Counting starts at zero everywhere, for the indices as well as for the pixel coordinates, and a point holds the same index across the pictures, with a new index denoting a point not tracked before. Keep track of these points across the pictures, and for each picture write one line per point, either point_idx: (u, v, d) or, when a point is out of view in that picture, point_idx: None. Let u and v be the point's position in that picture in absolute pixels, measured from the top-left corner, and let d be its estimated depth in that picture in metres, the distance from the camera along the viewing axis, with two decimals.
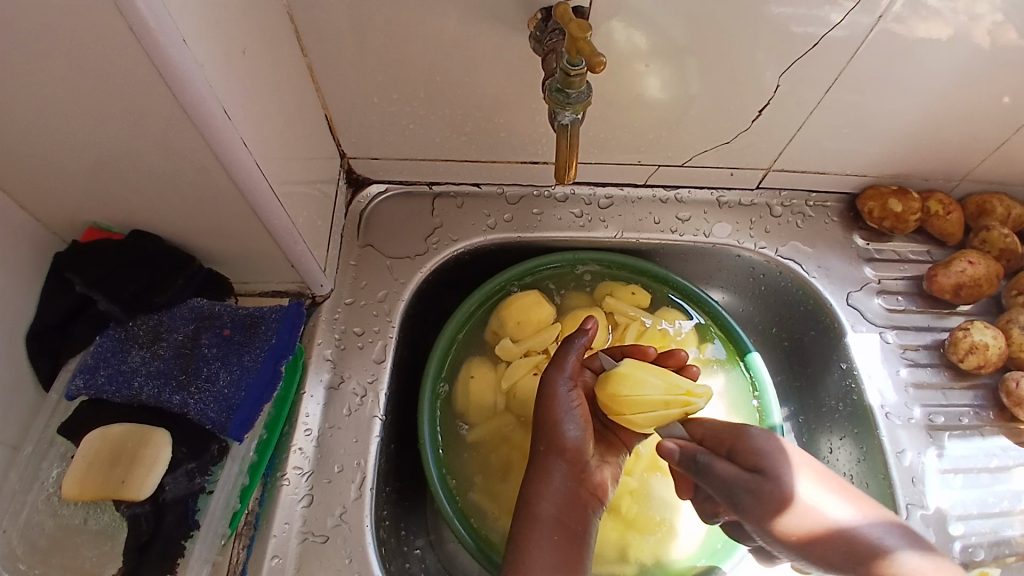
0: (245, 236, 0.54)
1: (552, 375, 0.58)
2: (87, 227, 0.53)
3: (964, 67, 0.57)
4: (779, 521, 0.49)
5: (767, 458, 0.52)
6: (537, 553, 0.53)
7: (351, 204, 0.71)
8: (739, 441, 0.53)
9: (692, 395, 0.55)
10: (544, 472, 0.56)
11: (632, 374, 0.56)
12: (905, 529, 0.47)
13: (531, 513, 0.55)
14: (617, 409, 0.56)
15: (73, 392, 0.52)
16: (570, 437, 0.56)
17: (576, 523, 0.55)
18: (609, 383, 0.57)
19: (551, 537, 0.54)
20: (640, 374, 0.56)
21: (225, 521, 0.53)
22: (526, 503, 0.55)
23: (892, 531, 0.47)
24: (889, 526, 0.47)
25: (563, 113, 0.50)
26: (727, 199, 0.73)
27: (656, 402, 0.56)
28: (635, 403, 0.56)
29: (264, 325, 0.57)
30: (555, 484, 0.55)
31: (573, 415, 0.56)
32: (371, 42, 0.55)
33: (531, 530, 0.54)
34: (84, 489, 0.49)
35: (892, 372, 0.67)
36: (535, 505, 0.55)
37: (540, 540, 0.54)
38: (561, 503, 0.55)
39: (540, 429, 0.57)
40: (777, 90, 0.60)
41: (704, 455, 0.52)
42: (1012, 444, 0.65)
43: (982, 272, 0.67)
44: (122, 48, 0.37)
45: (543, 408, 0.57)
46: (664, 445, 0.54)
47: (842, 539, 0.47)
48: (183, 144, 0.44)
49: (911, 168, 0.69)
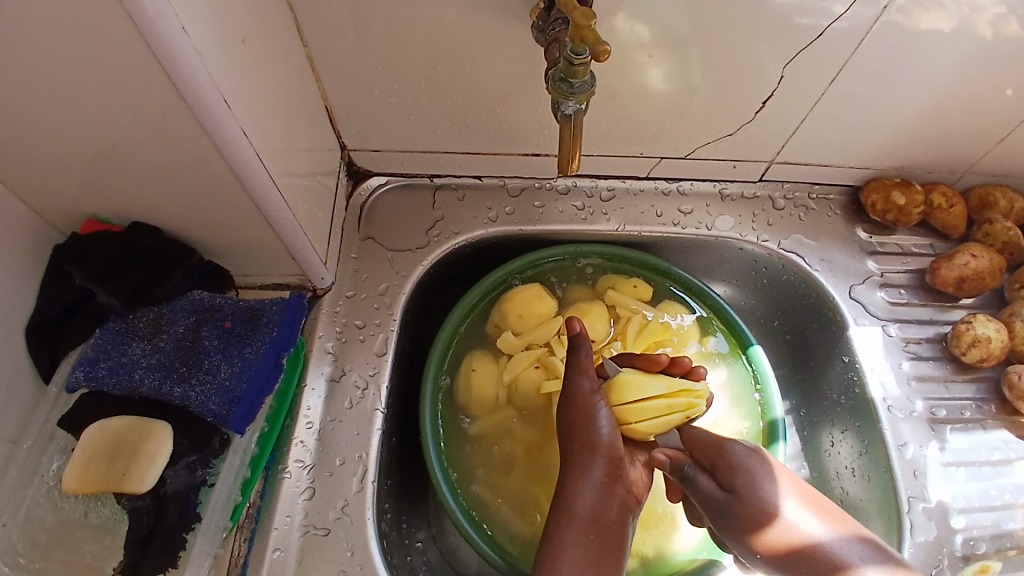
0: (245, 227, 0.53)
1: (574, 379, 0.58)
2: (86, 219, 0.53)
3: (969, 59, 0.57)
4: (754, 536, 0.51)
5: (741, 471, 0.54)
6: (573, 551, 0.52)
7: (352, 196, 0.70)
8: (726, 458, 0.55)
9: (692, 399, 0.59)
10: (580, 470, 0.55)
11: (634, 380, 0.59)
12: (876, 545, 0.48)
13: (566, 510, 0.54)
14: (623, 418, 0.59)
15: (73, 385, 0.52)
16: (603, 435, 0.56)
17: (612, 522, 0.54)
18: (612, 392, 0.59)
19: (586, 535, 0.53)
20: (642, 379, 0.59)
21: (226, 514, 0.53)
22: (562, 501, 0.55)
23: (862, 547, 0.48)
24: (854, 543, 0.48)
25: (567, 104, 0.50)
26: (729, 191, 0.73)
27: (659, 407, 0.59)
28: (640, 411, 0.58)
29: (266, 317, 0.57)
30: (592, 482, 0.55)
31: (603, 414, 0.57)
32: (372, 31, 0.55)
33: (566, 528, 0.53)
34: (85, 482, 0.49)
35: (894, 365, 0.67)
36: (571, 503, 0.54)
37: (578, 539, 0.53)
38: (597, 500, 0.54)
39: (569, 428, 0.57)
40: (780, 83, 0.60)
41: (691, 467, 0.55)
42: (1014, 437, 0.65)
43: (985, 265, 0.67)
44: (120, 35, 0.37)
45: (572, 407, 0.57)
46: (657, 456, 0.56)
47: (814, 554, 0.48)
48: (183, 134, 0.44)
49: (914, 160, 0.69)
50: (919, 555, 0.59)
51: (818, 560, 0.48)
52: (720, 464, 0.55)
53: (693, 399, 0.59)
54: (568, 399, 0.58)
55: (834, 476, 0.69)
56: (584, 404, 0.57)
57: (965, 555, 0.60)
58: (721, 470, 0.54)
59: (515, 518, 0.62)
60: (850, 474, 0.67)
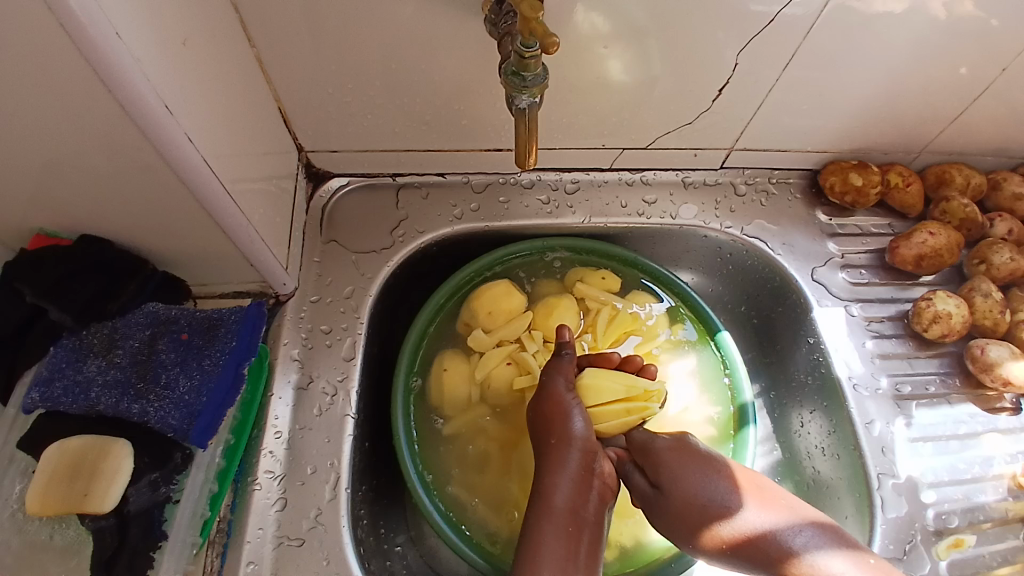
0: (199, 236, 0.52)
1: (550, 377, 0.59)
2: (35, 233, 0.50)
3: (921, 38, 0.58)
4: (697, 533, 0.54)
5: (674, 466, 0.56)
6: (552, 543, 0.52)
7: (313, 199, 0.69)
8: (657, 454, 0.57)
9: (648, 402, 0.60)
10: (558, 463, 0.55)
11: (596, 383, 0.60)
12: (811, 526, 0.51)
13: (546, 504, 0.54)
14: None
15: (29, 406, 0.50)
16: (576, 428, 0.56)
17: (588, 516, 0.54)
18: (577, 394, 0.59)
19: (563, 530, 0.52)
20: (604, 382, 0.60)
21: (195, 530, 0.52)
22: (541, 495, 0.54)
23: (801, 531, 0.51)
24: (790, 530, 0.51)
25: (520, 98, 0.49)
26: (692, 180, 0.73)
27: (616, 411, 0.60)
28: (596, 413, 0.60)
29: (224, 327, 0.56)
30: (570, 476, 0.55)
31: (578, 410, 0.57)
32: (323, 30, 0.54)
33: (546, 523, 0.53)
34: (47, 504, 0.48)
35: (858, 344, 0.68)
36: (550, 499, 0.54)
37: (559, 532, 0.52)
38: (575, 494, 0.54)
39: (545, 423, 0.57)
40: (736, 69, 0.60)
41: (630, 466, 0.58)
42: (980, 410, 0.67)
43: (942, 242, 0.68)
44: (51, 43, 0.36)
45: (545, 403, 0.58)
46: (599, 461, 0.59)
47: (759, 545, 0.51)
48: (126, 143, 0.42)
49: (871, 142, 0.70)
50: (891, 531, 0.61)
51: (762, 551, 0.51)
52: (652, 462, 0.57)
53: (648, 402, 0.61)
54: (540, 398, 0.59)
55: (805, 456, 0.70)
56: (563, 398, 0.58)
57: (937, 530, 0.61)
58: (653, 466, 0.57)
59: (494, 516, 0.62)
60: (820, 453, 0.68)
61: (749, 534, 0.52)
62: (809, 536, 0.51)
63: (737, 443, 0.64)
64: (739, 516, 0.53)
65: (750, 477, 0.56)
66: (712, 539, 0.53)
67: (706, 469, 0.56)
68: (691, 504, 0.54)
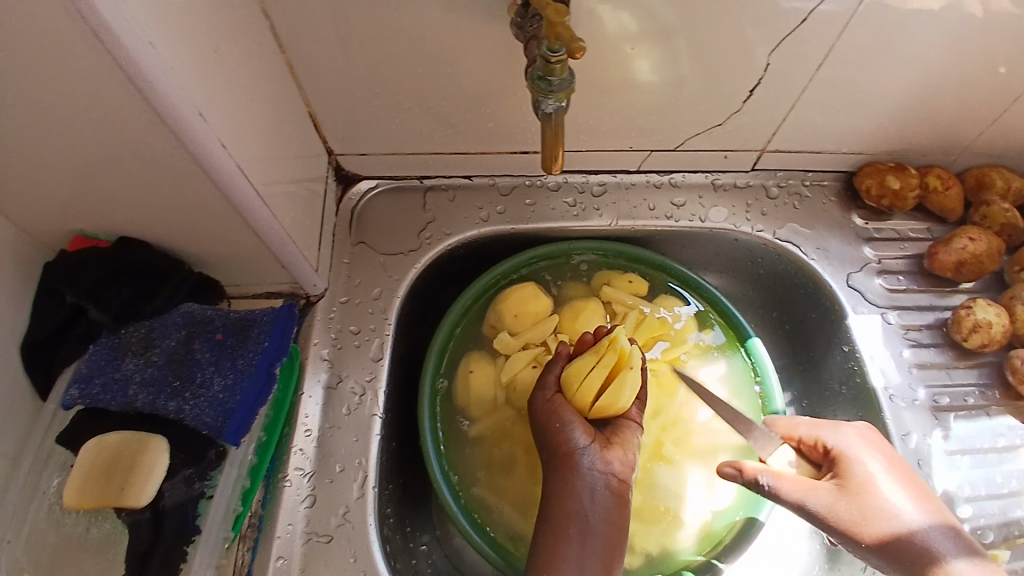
0: (232, 238, 0.53)
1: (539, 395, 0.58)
2: (75, 236, 0.52)
3: (961, 36, 0.56)
4: (867, 533, 0.51)
5: (853, 465, 0.54)
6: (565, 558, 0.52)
7: (342, 201, 0.70)
8: (836, 447, 0.56)
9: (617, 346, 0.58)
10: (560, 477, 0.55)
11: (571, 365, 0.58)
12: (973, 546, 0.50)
13: (554, 520, 0.53)
14: (583, 401, 0.57)
15: (68, 403, 0.52)
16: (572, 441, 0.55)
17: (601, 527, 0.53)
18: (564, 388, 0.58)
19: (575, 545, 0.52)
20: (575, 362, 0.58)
21: (227, 525, 0.53)
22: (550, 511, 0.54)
23: (966, 552, 0.49)
24: (944, 534, 0.50)
25: (546, 102, 0.50)
26: (722, 182, 0.72)
27: (604, 378, 0.57)
28: (587, 389, 0.57)
29: (257, 327, 0.56)
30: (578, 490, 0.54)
31: (569, 422, 0.56)
32: (352, 33, 0.54)
33: (553, 537, 0.53)
34: (84, 497, 0.49)
35: (895, 353, 0.66)
36: (563, 521, 0.53)
37: (576, 545, 0.52)
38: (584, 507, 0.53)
39: (544, 438, 0.57)
40: (767, 69, 0.59)
41: (767, 478, 0.56)
42: (1018, 423, 0.65)
43: (983, 248, 0.66)
44: (87, 53, 0.37)
45: (540, 420, 0.57)
46: (723, 472, 0.58)
47: (910, 545, 0.50)
48: (162, 149, 0.43)
49: (906, 144, 0.68)
50: None
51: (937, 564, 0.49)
52: (833, 457, 0.56)
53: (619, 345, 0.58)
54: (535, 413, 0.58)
55: None
56: (562, 407, 0.56)
57: None
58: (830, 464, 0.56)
59: (519, 519, 0.62)
60: None
61: (922, 548, 0.50)
62: (970, 554, 0.49)
63: None
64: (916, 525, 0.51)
65: (913, 475, 0.54)
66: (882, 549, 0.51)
67: (876, 465, 0.54)
68: (869, 505, 0.52)
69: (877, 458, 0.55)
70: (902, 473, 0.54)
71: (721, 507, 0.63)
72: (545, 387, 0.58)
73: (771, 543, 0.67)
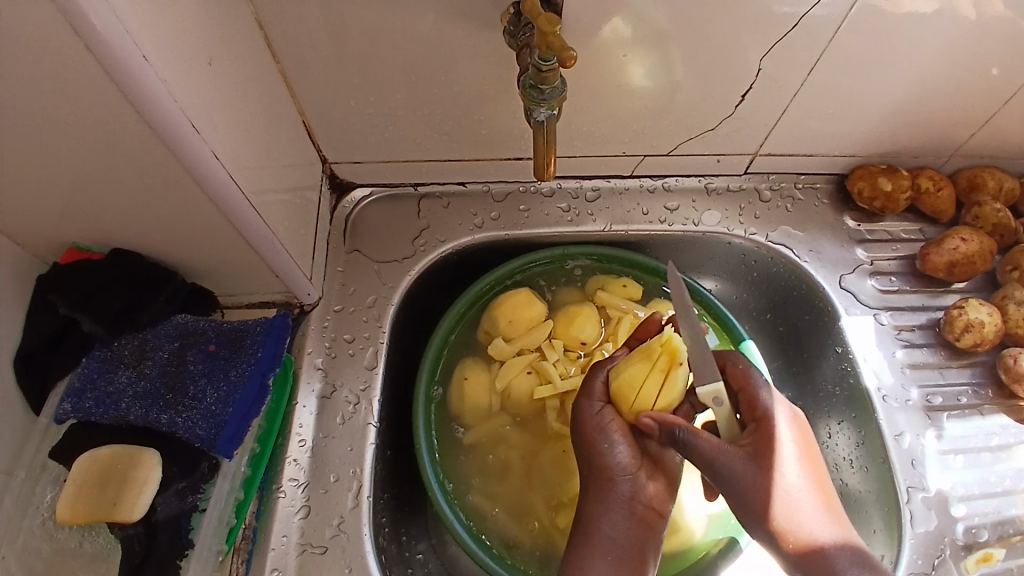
0: (226, 249, 0.53)
1: (584, 406, 0.57)
2: (68, 247, 0.52)
3: (949, 40, 0.56)
4: (770, 519, 0.50)
5: (778, 444, 0.52)
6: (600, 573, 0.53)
7: (336, 209, 0.70)
8: (769, 420, 0.53)
9: (670, 349, 0.55)
10: (598, 494, 0.55)
11: (625, 378, 0.56)
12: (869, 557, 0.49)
13: (589, 535, 0.54)
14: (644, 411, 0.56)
15: (61, 417, 0.52)
16: (615, 457, 0.55)
17: (637, 545, 0.54)
18: (620, 399, 0.56)
19: (610, 560, 0.53)
20: (626, 373, 0.56)
21: (221, 537, 0.53)
22: (584, 526, 0.55)
23: (860, 562, 0.49)
24: (836, 544, 0.50)
25: (539, 110, 0.50)
26: (715, 186, 0.73)
27: (660, 383, 0.55)
28: (645, 399, 0.55)
29: (249, 338, 0.56)
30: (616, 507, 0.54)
31: (614, 438, 0.56)
32: (344, 43, 0.54)
33: (588, 552, 0.54)
34: (77, 511, 0.49)
35: (888, 354, 0.67)
36: (593, 534, 0.54)
37: (603, 561, 0.53)
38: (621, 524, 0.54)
39: (582, 452, 0.57)
40: (760, 74, 0.59)
41: (682, 431, 0.52)
42: (1012, 422, 0.65)
43: (975, 248, 0.67)
44: (79, 66, 0.37)
45: (579, 432, 0.57)
46: (641, 420, 0.54)
47: (808, 544, 0.49)
48: (155, 161, 0.43)
49: (899, 146, 0.68)
50: (920, 546, 0.59)
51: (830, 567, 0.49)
52: (763, 427, 0.52)
53: (671, 348, 0.55)
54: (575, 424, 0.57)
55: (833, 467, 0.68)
56: (609, 426, 0.56)
57: (966, 544, 0.60)
58: (755, 432, 0.52)
59: (514, 525, 0.63)
60: (848, 465, 0.67)
61: (817, 542, 0.49)
62: (859, 567, 0.49)
63: None
64: (807, 518, 0.50)
65: (818, 469, 0.53)
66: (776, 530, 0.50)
67: (790, 453, 0.52)
68: (778, 489, 0.50)
69: (794, 444, 0.52)
70: (807, 466, 0.52)
71: (715, 511, 0.63)
72: (592, 396, 0.57)
73: None
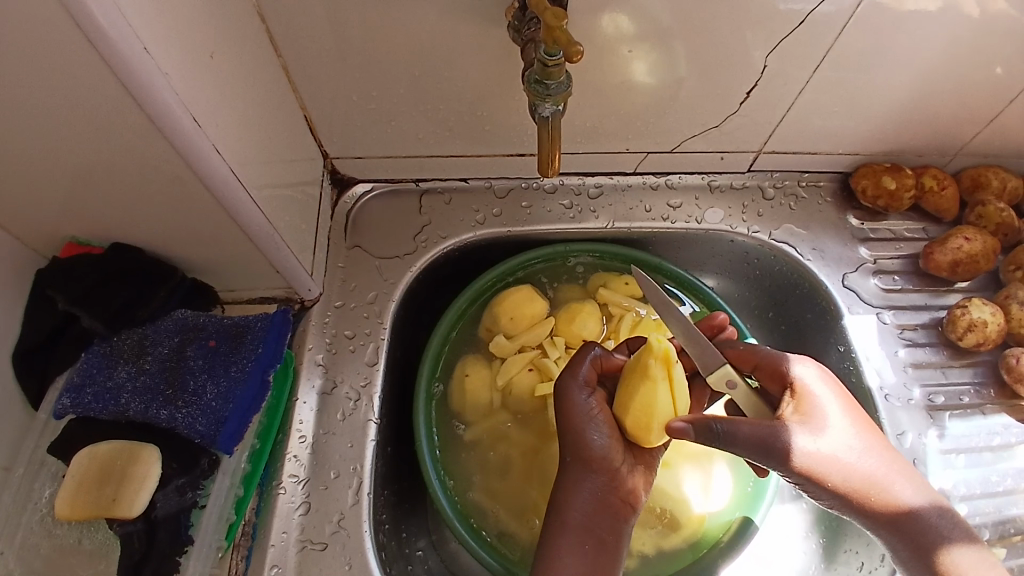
0: (226, 244, 0.52)
1: (569, 385, 0.56)
2: (66, 243, 0.52)
3: (956, 38, 0.56)
4: (836, 479, 0.51)
5: (819, 406, 0.52)
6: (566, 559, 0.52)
7: (337, 204, 0.69)
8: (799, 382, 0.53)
9: (659, 356, 0.52)
10: (574, 481, 0.54)
11: (638, 407, 0.53)
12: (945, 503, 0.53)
13: (559, 521, 0.54)
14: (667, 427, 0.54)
15: (60, 412, 0.51)
16: (595, 447, 0.54)
17: (608, 534, 0.54)
18: (640, 430, 0.54)
19: (578, 547, 0.53)
20: (636, 401, 0.53)
21: (220, 534, 0.53)
22: (556, 512, 0.54)
23: (945, 514, 0.52)
24: (906, 483, 0.52)
25: (544, 106, 0.50)
26: (718, 183, 0.72)
27: (667, 391, 0.53)
28: (665, 416, 0.53)
29: (250, 334, 0.56)
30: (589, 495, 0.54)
31: (596, 427, 0.55)
32: (346, 37, 0.54)
33: (557, 537, 0.53)
34: (77, 508, 0.49)
35: (890, 353, 0.66)
36: (565, 512, 0.54)
37: (570, 546, 0.53)
38: (591, 512, 0.54)
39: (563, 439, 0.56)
40: (765, 71, 0.59)
41: (721, 423, 0.48)
42: (1014, 421, 0.65)
43: (979, 247, 0.66)
44: (78, 57, 0.36)
45: (563, 417, 0.55)
46: (674, 425, 0.49)
47: (881, 491, 0.51)
48: (156, 155, 0.43)
49: (903, 144, 0.68)
50: None
51: (925, 525, 0.51)
52: (796, 393, 0.53)
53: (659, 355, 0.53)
54: (558, 409, 0.56)
55: None
56: (589, 418, 0.55)
57: None
58: (790, 400, 0.52)
59: (514, 522, 0.62)
60: None
61: (898, 497, 0.51)
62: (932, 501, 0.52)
63: None
64: (884, 476, 0.51)
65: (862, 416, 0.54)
66: (865, 499, 0.51)
67: (833, 408, 0.52)
68: (846, 458, 0.51)
69: (833, 400, 0.52)
70: (854, 417, 0.52)
71: (716, 510, 0.62)
72: (578, 375, 0.56)
73: (768, 539, 0.68)
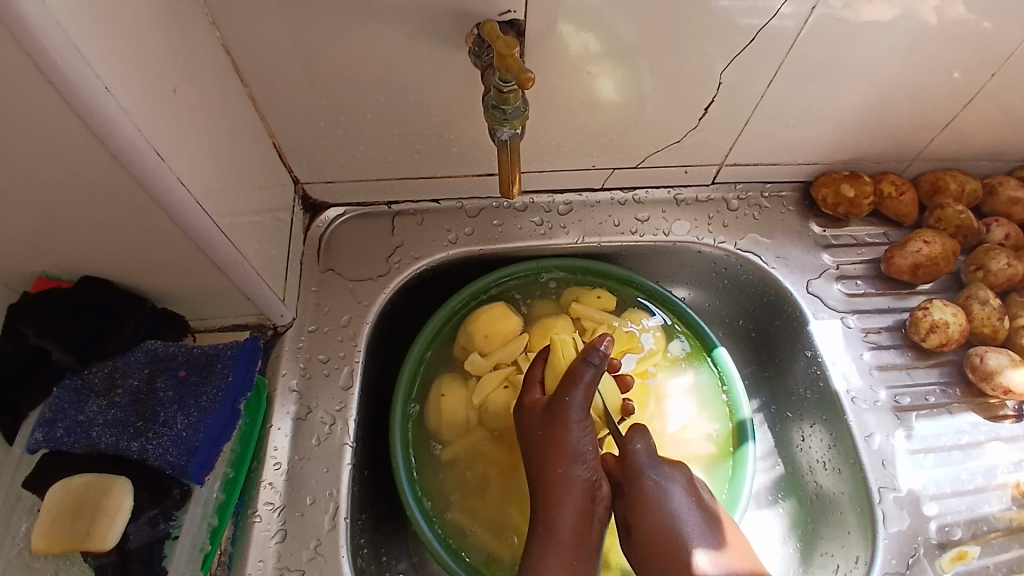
0: (195, 273, 0.53)
1: (570, 398, 0.56)
2: (36, 277, 0.52)
3: (905, 50, 0.58)
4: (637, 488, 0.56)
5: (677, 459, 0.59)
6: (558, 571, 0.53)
7: (310, 229, 0.70)
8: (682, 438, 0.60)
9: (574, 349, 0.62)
10: (561, 494, 0.55)
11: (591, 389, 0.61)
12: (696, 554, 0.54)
13: (552, 535, 0.54)
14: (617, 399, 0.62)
15: (34, 446, 0.52)
16: (586, 458, 0.56)
17: (589, 539, 0.55)
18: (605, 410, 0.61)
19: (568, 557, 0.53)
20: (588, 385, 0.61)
21: (195, 565, 0.53)
22: (544, 526, 0.54)
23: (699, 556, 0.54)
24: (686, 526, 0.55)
25: (502, 130, 0.51)
26: (684, 197, 0.74)
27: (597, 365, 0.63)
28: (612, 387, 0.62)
29: (220, 363, 0.57)
30: (576, 505, 0.55)
31: (584, 435, 0.56)
32: (312, 65, 0.55)
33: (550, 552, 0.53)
34: (51, 541, 0.49)
35: (856, 356, 0.68)
36: (554, 524, 0.54)
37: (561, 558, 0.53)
38: (578, 522, 0.54)
39: (552, 452, 0.56)
40: (722, 85, 0.60)
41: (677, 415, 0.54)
42: (982, 419, 0.66)
43: (937, 250, 0.68)
44: (38, 98, 0.37)
45: (555, 430, 0.56)
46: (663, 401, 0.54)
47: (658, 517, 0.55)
48: (121, 190, 0.44)
49: (862, 152, 0.70)
50: (893, 545, 0.60)
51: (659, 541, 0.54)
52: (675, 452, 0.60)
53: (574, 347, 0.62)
54: (552, 422, 0.56)
55: (807, 470, 0.70)
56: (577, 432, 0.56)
57: (940, 542, 0.61)
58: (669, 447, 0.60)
59: (493, 540, 0.62)
60: (822, 467, 0.68)
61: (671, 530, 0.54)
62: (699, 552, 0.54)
63: (737, 461, 0.64)
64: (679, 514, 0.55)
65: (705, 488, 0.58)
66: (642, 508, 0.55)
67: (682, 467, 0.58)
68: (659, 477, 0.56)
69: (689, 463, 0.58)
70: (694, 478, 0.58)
71: None
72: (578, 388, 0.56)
73: None
